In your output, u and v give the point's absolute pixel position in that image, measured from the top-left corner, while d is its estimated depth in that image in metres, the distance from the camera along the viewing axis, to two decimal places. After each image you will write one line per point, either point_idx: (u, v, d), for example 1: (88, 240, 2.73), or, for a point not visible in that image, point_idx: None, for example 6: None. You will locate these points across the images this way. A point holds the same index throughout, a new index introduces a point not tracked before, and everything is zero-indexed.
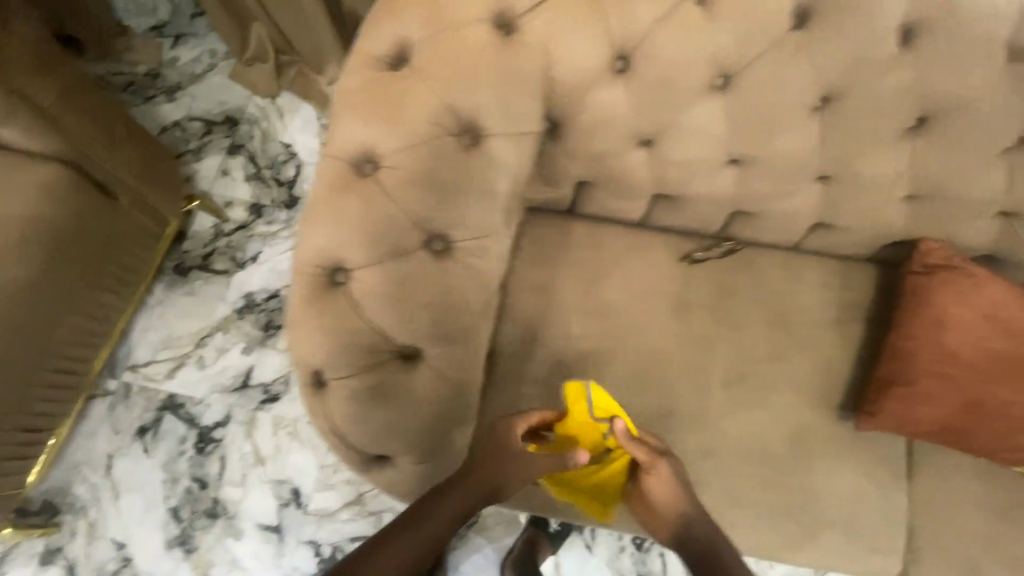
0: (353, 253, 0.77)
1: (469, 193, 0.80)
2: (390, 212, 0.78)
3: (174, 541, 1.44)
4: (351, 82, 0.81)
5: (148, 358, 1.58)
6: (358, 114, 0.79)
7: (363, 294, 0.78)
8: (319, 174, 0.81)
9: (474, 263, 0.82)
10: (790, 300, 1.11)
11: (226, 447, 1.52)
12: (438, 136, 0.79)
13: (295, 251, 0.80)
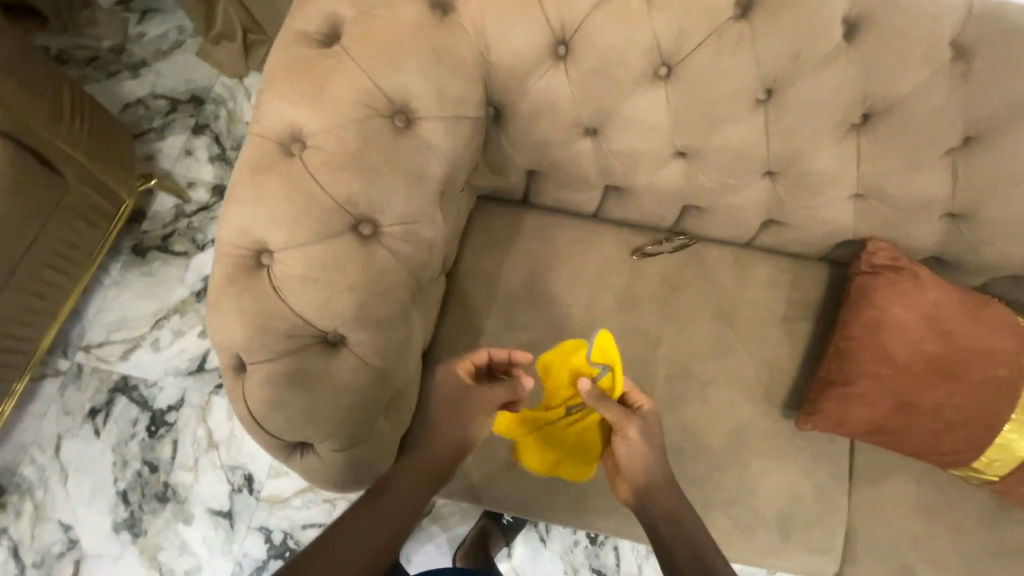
0: (275, 234, 0.76)
1: (399, 176, 0.78)
2: (314, 193, 0.76)
3: (121, 524, 1.42)
4: (281, 59, 0.79)
5: (103, 338, 1.56)
6: (286, 93, 0.77)
7: (285, 277, 0.76)
8: (245, 152, 0.78)
9: (405, 248, 0.80)
10: (739, 296, 1.11)
11: (179, 431, 1.50)
12: (367, 117, 0.77)
13: (219, 232, 0.78)
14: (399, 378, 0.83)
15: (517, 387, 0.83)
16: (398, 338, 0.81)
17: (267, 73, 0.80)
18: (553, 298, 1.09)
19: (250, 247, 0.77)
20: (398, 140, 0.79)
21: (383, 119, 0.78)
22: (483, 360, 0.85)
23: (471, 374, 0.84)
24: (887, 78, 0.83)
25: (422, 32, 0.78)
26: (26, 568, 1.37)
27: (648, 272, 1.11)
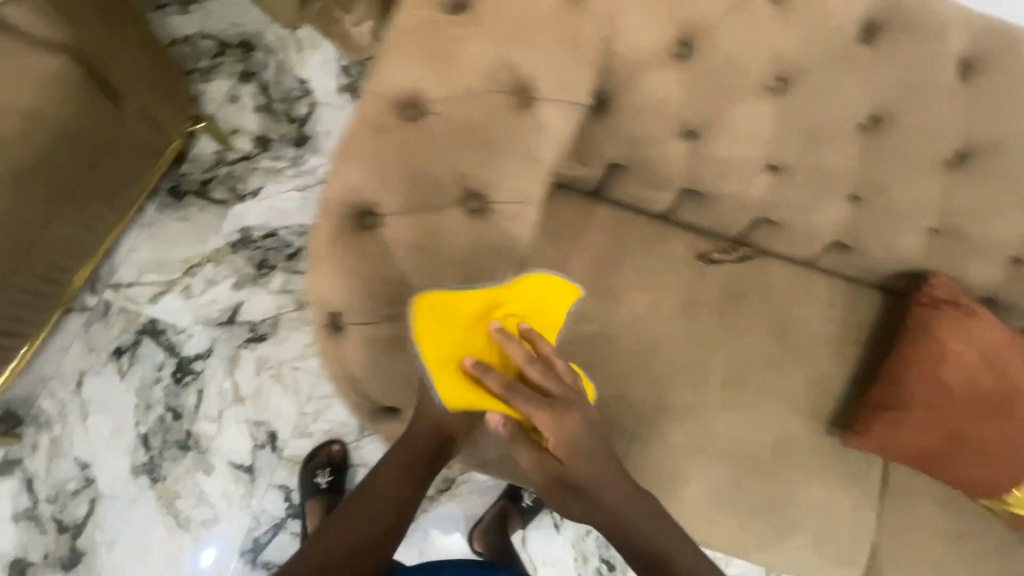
0: (387, 198, 0.75)
1: (512, 156, 0.78)
2: (431, 162, 0.75)
3: (140, 468, 1.40)
4: (407, 17, 0.77)
5: (133, 278, 1.52)
6: (410, 54, 0.75)
7: (392, 243, 0.76)
8: (358, 110, 0.77)
9: (507, 228, 0.81)
10: (795, 312, 1.13)
11: (205, 381, 1.48)
12: (491, 91, 0.76)
13: (325, 188, 0.76)
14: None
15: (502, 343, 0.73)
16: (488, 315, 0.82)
17: (388, 30, 0.78)
18: (618, 293, 1.10)
19: (358, 208, 0.76)
20: (517, 118, 0.78)
21: (505, 94, 0.77)
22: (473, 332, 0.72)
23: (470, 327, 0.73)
24: (992, 119, 0.85)
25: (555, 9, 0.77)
26: (39, 502, 1.35)
27: (710, 279, 1.13)
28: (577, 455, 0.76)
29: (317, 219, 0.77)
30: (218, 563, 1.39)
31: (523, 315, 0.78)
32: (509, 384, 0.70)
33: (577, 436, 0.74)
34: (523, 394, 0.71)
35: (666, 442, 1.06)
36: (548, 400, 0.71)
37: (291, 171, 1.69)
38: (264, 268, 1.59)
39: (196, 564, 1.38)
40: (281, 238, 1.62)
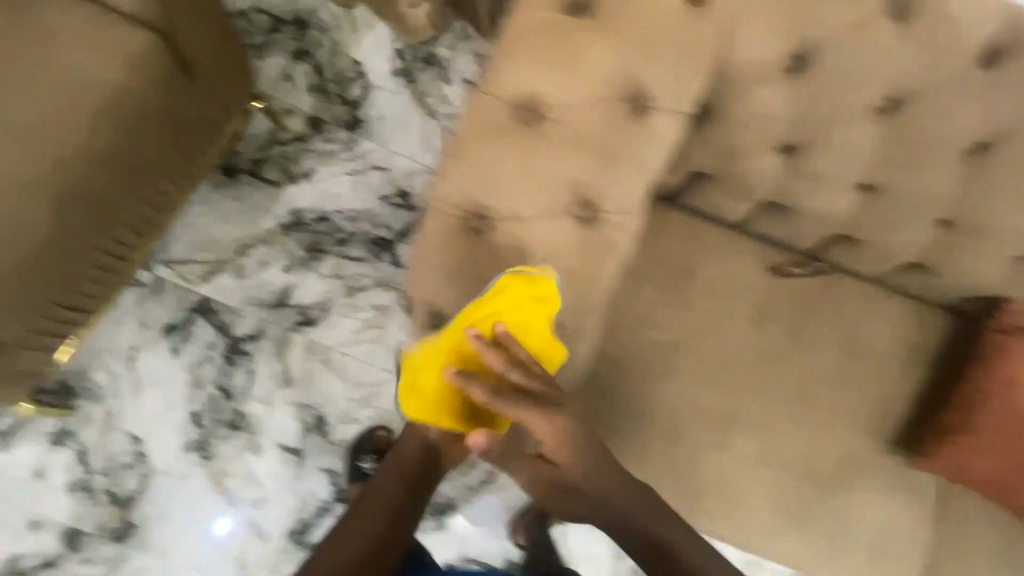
0: (502, 204, 0.74)
1: (626, 165, 0.77)
2: (548, 170, 0.74)
3: (192, 445, 1.42)
4: (527, 18, 0.75)
5: (186, 256, 1.52)
6: (531, 58, 0.74)
7: (506, 252, 0.75)
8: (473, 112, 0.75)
9: (617, 239, 0.78)
10: (865, 329, 1.13)
11: (255, 362, 1.49)
12: (610, 99, 0.75)
13: (437, 189, 0.76)
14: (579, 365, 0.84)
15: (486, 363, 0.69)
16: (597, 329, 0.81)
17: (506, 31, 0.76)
18: (692, 302, 1.10)
19: (470, 213, 0.75)
20: (633, 128, 0.76)
21: (623, 102, 0.76)
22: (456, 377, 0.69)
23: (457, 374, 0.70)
24: None
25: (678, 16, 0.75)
26: (93, 474, 1.37)
27: (784, 293, 1.13)
28: (570, 454, 0.77)
29: (427, 220, 0.76)
30: (235, 531, 1.41)
31: (497, 316, 0.70)
32: (492, 394, 0.69)
33: (567, 435, 0.75)
34: (506, 400, 0.70)
35: (732, 452, 1.07)
36: (535, 401, 0.71)
37: (344, 155, 1.67)
38: (316, 252, 1.59)
39: (211, 534, 1.40)
40: (333, 223, 1.62)
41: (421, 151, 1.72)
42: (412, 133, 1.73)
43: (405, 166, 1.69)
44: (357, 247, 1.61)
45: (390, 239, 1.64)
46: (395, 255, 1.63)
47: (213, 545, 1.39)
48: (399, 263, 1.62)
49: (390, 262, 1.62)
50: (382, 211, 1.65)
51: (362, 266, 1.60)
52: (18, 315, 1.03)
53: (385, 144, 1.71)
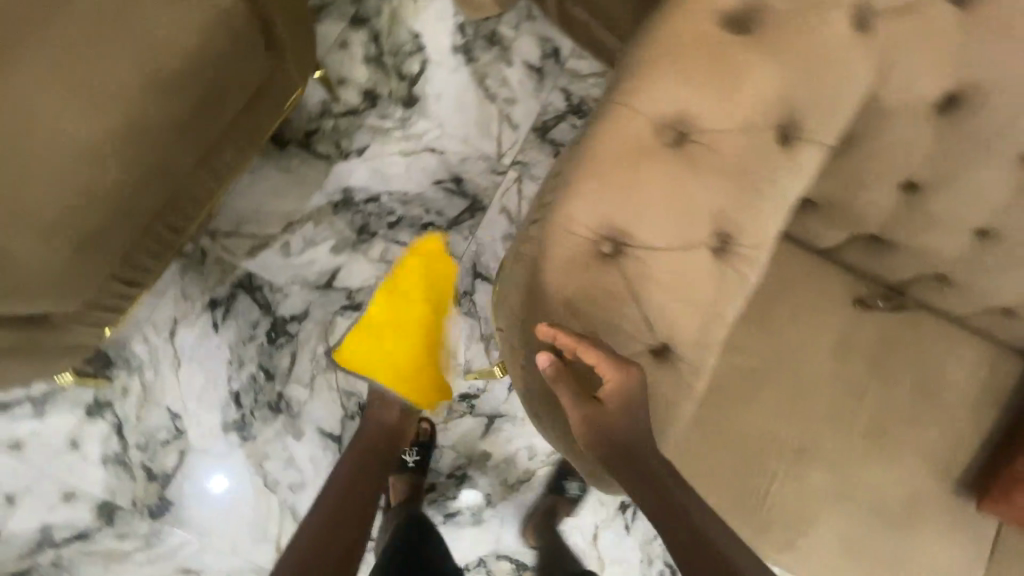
0: (640, 229, 0.69)
1: (769, 198, 0.72)
2: (695, 196, 0.69)
3: (231, 425, 1.39)
4: (684, 28, 0.69)
5: (232, 228, 1.45)
6: (688, 73, 0.68)
7: (642, 281, 0.70)
8: (621, 122, 0.69)
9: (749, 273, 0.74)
10: (942, 368, 1.12)
11: (298, 344, 1.44)
12: (764, 122, 0.70)
13: (566, 207, 0.70)
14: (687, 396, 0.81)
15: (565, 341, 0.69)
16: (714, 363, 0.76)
17: (659, 38, 0.70)
18: (776, 330, 1.07)
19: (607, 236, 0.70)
20: (779, 156, 0.72)
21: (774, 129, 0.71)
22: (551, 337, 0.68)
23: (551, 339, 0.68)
24: None
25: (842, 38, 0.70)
26: (128, 448, 1.33)
27: (867, 325, 1.11)
28: (628, 401, 0.69)
29: (557, 237, 0.70)
30: (229, 487, 1.37)
31: None
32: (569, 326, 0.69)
33: (629, 387, 0.68)
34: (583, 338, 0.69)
35: (804, 484, 1.06)
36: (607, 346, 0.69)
37: (399, 134, 1.59)
38: (365, 234, 1.52)
39: (205, 488, 1.36)
40: (384, 204, 1.55)
41: (478, 135, 1.64)
42: (469, 115, 1.64)
43: (460, 151, 1.62)
44: (407, 232, 1.55)
45: (442, 226, 1.58)
46: (446, 244, 1.57)
47: (209, 500, 1.36)
48: (450, 253, 1.57)
49: None
50: (435, 196, 1.58)
51: None
52: (72, 292, 0.97)
53: (442, 125, 1.62)
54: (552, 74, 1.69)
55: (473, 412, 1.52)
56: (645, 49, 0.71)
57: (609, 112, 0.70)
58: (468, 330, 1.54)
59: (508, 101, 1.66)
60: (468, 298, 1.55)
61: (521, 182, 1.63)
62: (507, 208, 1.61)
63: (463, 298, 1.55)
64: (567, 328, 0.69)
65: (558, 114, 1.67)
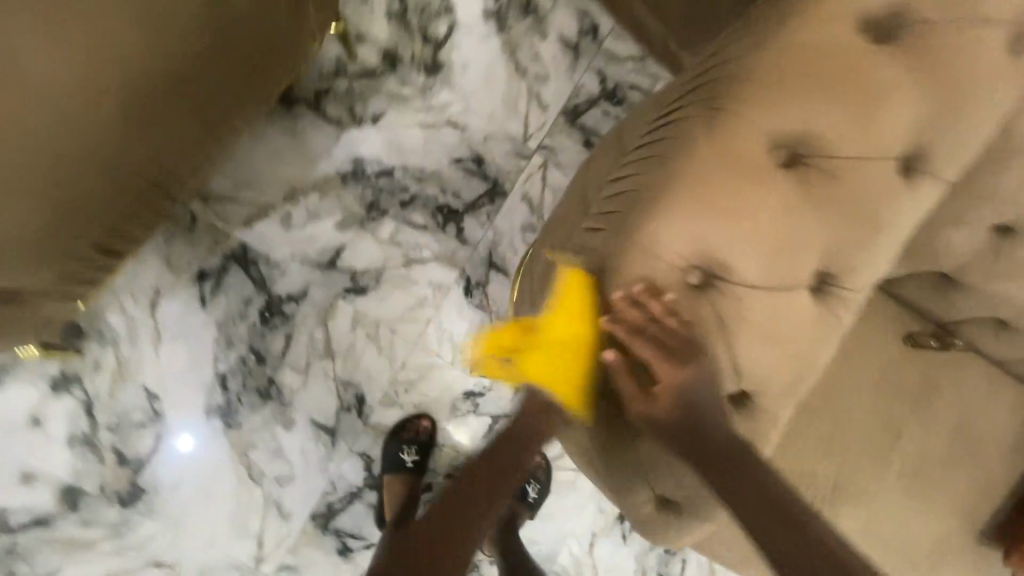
0: (757, 256, 0.67)
1: (880, 233, 0.72)
2: (796, 230, 0.68)
3: (215, 410, 1.27)
4: (789, 56, 0.68)
5: (228, 193, 1.31)
6: (795, 101, 0.67)
7: (733, 313, 0.68)
8: (726, 148, 0.67)
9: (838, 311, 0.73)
10: (980, 413, 1.08)
11: (294, 327, 1.32)
12: (860, 159, 0.69)
13: (687, 221, 0.67)
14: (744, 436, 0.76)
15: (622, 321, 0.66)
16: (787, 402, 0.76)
17: (761, 62, 0.69)
18: None
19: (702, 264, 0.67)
20: (884, 197, 0.71)
21: (871, 164, 0.69)
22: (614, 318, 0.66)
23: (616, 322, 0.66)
24: None
25: (937, 78, 0.69)
26: (98, 430, 1.20)
27: (912, 364, 1.06)
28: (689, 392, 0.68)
29: (646, 262, 0.66)
30: (197, 457, 1.26)
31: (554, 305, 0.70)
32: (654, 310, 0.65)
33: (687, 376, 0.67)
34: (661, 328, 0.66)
35: (836, 527, 1.01)
36: (683, 347, 0.66)
37: (418, 102, 1.43)
38: (375, 212, 1.39)
39: (174, 462, 1.25)
40: (397, 180, 1.41)
41: (504, 113, 1.49)
42: (496, 90, 1.48)
43: (484, 128, 1.48)
44: (420, 213, 1.42)
45: (458, 210, 1.45)
46: (461, 230, 1.45)
47: (177, 461, 1.25)
48: (466, 239, 1.45)
49: (456, 237, 1.44)
50: (453, 175, 1.45)
51: (424, 236, 1.42)
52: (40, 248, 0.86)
53: (467, 98, 1.47)
54: (588, 51, 1.54)
55: (476, 411, 1.43)
56: (785, 56, 0.69)
57: (713, 135, 0.68)
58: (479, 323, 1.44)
59: (539, 78, 1.51)
60: (482, 291, 1.45)
61: (546, 169, 1.51)
62: (528, 195, 1.50)
63: (476, 289, 1.45)
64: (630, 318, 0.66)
65: (590, 97, 1.54)
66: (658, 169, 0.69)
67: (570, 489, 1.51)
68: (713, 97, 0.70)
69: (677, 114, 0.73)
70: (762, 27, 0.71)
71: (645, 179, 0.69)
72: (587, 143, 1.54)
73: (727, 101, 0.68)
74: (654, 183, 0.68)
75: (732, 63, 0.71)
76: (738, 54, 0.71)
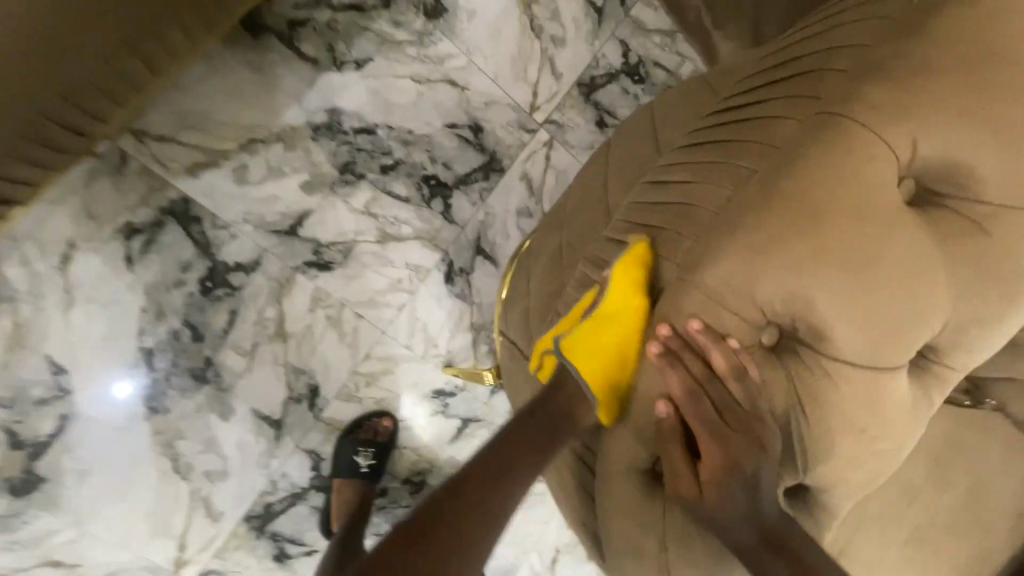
0: (883, 313, 0.60)
1: (1005, 299, 0.65)
2: (915, 286, 0.60)
3: (138, 391, 1.08)
4: (939, 75, 0.60)
5: (169, 132, 1.08)
6: (914, 126, 0.59)
7: (821, 391, 0.61)
8: (839, 178, 0.59)
9: (932, 390, 0.67)
10: (996, 477, 0.99)
11: (242, 301, 1.13)
12: (966, 200, 0.63)
13: (816, 256, 0.58)
14: (769, 511, 0.64)
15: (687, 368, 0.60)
16: (831, 478, 0.65)
17: (885, 74, 0.60)
18: None
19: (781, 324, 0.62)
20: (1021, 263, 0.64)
21: (972, 209, 0.63)
22: (673, 363, 0.60)
23: (677, 369, 0.60)
24: None
25: None
26: None
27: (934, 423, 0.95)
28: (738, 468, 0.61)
29: (720, 312, 0.60)
30: (111, 444, 1.07)
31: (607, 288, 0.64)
32: (722, 366, 0.59)
33: (743, 446, 0.61)
34: (726, 388, 0.60)
35: None
36: (743, 421, 0.60)
37: (413, 50, 1.21)
38: (349, 175, 1.18)
39: (81, 449, 1.06)
40: (379, 140, 1.20)
41: (511, 77, 1.28)
42: (504, 47, 1.27)
43: (487, 92, 1.27)
44: (402, 183, 1.22)
45: (447, 183, 1.25)
46: (449, 207, 1.26)
47: (102, 416, 1.07)
48: (453, 218, 1.26)
49: (441, 214, 1.25)
50: (445, 141, 1.24)
51: (405, 210, 1.23)
52: None
53: (471, 54, 1.25)
54: (613, 16, 1.34)
55: (445, 412, 1.28)
56: (951, 72, 0.60)
57: (824, 163, 0.59)
58: (458, 315, 1.27)
59: (556, 41, 1.31)
60: (465, 278, 1.27)
61: (552, 148, 1.33)
62: (529, 175, 1.31)
63: (458, 277, 1.27)
64: (689, 366, 0.59)
65: (610, 71, 1.35)
66: (750, 197, 0.60)
67: (538, 501, 1.40)
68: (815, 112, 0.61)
69: (763, 125, 0.64)
70: (860, 36, 0.63)
71: (736, 209, 0.61)
72: (600, 124, 1.35)
73: (840, 121, 0.60)
74: (744, 213, 0.60)
75: (836, 74, 0.62)
76: (839, 62, 0.63)
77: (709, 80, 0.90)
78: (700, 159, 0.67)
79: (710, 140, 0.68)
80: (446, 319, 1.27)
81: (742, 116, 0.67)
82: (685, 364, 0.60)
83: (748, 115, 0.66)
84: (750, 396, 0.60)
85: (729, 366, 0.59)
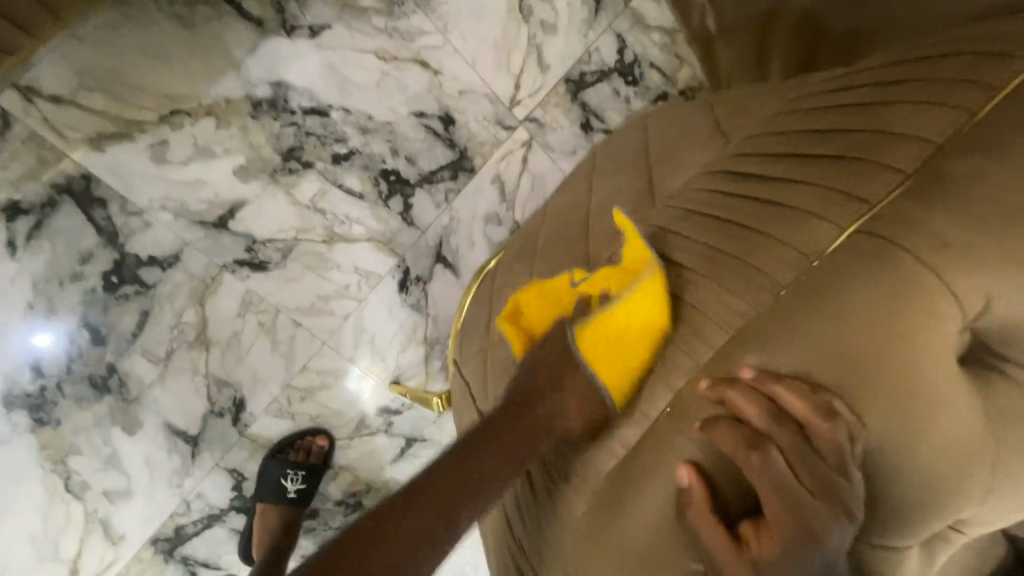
0: (913, 477, 0.50)
1: None
2: (959, 462, 0.51)
3: (21, 400, 0.93)
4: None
5: (67, 93, 0.90)
6: (980, 272, 0.49)
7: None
8: (877, 325, 0.49)
9: (937, 551, 0.59)
10: None
11: (155, 301, 0.98)
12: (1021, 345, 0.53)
13: (850, 400, 0.48)
14: None
15: (693, 502, 0.48)
16: None
17: (954, 189, 0.50)
18: None
19: (843, 413, 0.48)
20: None
21: (1016, 369, 0.54)
22: (691, 502, 0.48)
23: (687, 507, 0.49)
24: None
25: None
26: None
27: (990, 555, 0.79)
28: None
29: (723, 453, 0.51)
30: None
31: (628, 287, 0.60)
32: (758, 422, 0.48)
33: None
34: (779, 454, 0.47)
35: None
36: (791, 498, 0.46)
37: (380, 21, 1.04)
38: (294, 160, 1.02)
39: None
40: (333, 124, 1.03)
41: (492, 64, 1.13)
42: (486, 28, 1.11)
43: (462, 78, 1.11)
44: (357, 175, 1.07)
45: (409, 179, 1.10)
46: (409, 207, 1.11)
47: None
48: (412, 219, 1.12)
49: (400, 215, 1.11)
50: (411, 132, 1.09)
51: (358, 207, 1.08)
52: None
53: (448, 33, 1.09)
54: (611, 6, 1.19)
55: (389, 432, 1.14)
56: None
57: (869, 304, 0.49)
58: (410, 329, 1.13)
59: (546, 27, 1.15)
60: (422, 288, 1.13)
61: (531, 150, 1.18)
62: (502, 177, 1.17)
63: (413, 286, 1.13)
64: (704, 509, 0.48)
65: (602, 68, 1.20)
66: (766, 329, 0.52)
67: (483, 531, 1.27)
68: (857, 227, 0.52)
69: (791, 224, 0.55)
70: (927, 130, 0.52)
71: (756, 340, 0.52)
72: (586, 127, 1.20)
73: (893, 254, 0.50)
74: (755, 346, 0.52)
75: (887, 175, 0.52)
76: (892, 159, 0.53)
77: (725, 112, 0.77)
78: (713, 249, 0.59)
79: (726, 225, 0.59)
80: (397, 332, 1.13)
81: (768, 196, 0.58)
82: (697, 505, 0.48)
83: (774, 200, 0.58)
84: (809, 466, 0.46)
85: (768, 421, 0.48)
